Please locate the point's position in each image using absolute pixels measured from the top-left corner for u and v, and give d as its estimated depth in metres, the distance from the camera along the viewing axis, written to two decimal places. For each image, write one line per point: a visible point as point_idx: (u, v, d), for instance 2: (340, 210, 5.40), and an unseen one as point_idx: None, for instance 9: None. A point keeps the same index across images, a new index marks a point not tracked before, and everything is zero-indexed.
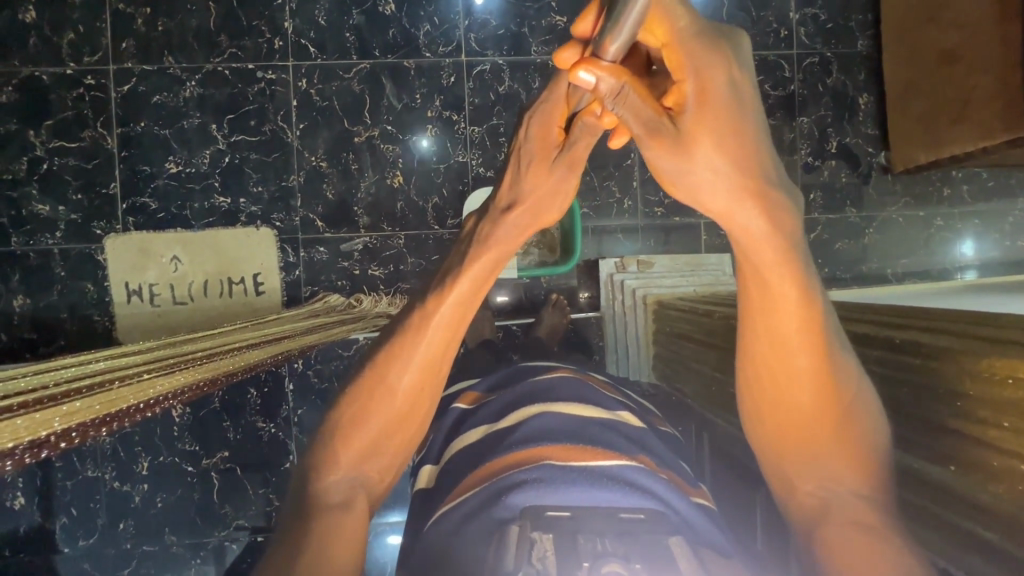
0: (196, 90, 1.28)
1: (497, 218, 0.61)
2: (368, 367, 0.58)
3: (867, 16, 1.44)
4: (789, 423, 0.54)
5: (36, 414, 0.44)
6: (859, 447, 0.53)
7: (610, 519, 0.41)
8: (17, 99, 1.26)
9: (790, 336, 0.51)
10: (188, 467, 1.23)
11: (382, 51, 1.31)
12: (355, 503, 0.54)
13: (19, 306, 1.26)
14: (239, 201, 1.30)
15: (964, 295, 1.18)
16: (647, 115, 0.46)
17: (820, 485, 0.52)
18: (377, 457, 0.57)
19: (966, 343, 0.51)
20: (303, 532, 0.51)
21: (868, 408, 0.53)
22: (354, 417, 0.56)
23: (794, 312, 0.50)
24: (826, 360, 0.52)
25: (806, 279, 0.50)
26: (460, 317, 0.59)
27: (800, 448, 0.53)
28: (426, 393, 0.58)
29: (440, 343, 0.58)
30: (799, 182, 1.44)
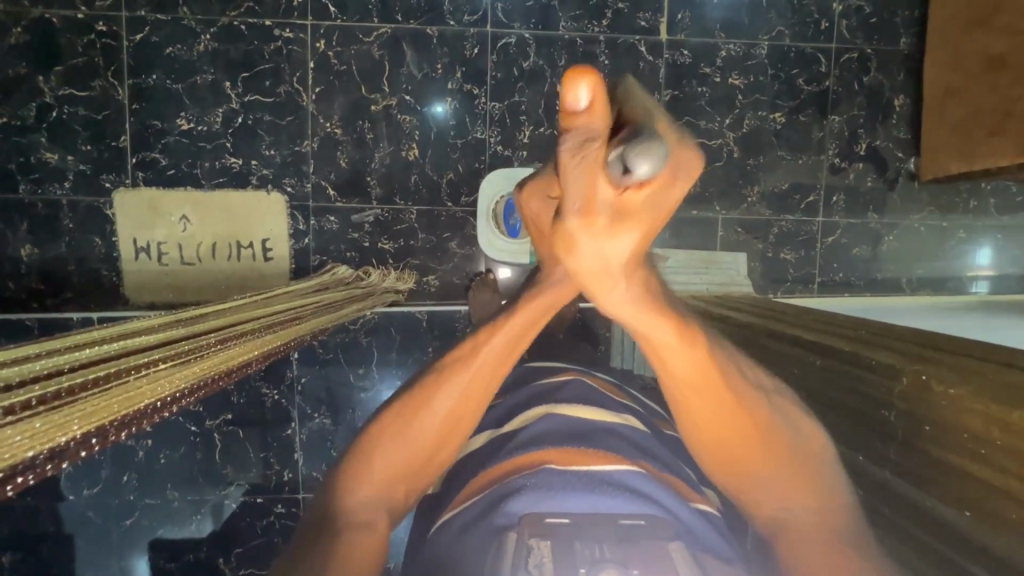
0: (210, 44, 1.24)
1: (548, 264, 0.45)
2: (412, 381, 0.46)
3: (913, 12, 1.38)
4: (721, 458, 0.43)
5: (54, 414, 0.43)
6: (793, 450, 0.42)
7: (609, 525, 0.41)
8: (25, 41, 1.21)
9: (683, 372, 0.39)
10: (191, 427, 1.26)
11: (404, 16, 1.26)
12: (380, 523, 0.44)
13: (26, 256, 1.25)
14: (251, 163, 1.28)
15: (979, 312, 1.16)
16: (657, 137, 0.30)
17: (774, 504, 0.43)
18: (416, 484, 0.46)
19: (998, 396, 0.53)
20: (325, 547, 0.42)
21: (781, 409, 0.42)
22: (390, 428, 0.45)
23: (676, 346, 0.38)
24: (736, 393, 0.40)
25: (692, 332, 0.38)
26: (511, 353, 0.46)
27: (737, 477, 0.43)
28: (465, 421, 0.46)
29: (492, 367, 0.45)
30: (824, 183, 1.40)
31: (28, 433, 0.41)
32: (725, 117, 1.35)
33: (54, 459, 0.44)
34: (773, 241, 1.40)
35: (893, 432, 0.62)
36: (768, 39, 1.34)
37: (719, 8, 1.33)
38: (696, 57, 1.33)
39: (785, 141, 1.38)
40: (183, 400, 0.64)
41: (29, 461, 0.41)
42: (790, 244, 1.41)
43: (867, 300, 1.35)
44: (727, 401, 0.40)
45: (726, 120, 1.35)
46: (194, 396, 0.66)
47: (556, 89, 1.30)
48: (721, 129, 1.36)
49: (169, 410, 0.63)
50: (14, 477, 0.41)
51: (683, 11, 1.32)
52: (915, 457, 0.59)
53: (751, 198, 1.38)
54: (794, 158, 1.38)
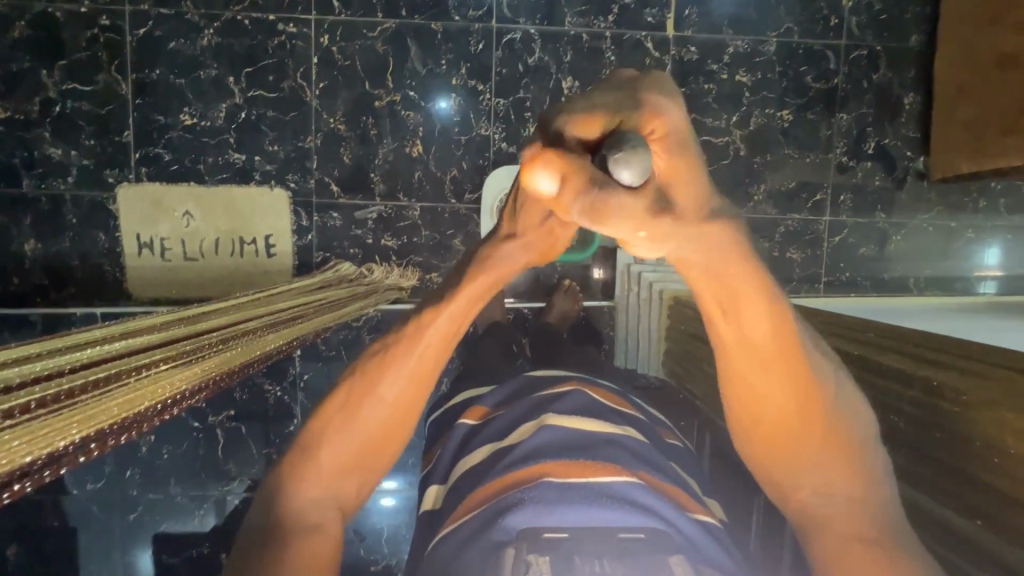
0: (214, 39, 1.23)
1: (497, 236, 0.46)
2: (354, 374, 0.49)
3: (924, 9, 1.36)
4: (776, 445, 0.43)
5: (53, 418, 0.43)
6: (846, 442, 0.43)
7: (610, 539, 0.40)
8: (29, 35, 1.21)
9: (765, 348, 0.39)
10: (194, 423, 1.26)
11: (409, 11, 1.25)
12: (329, 521, 0.48)
13: (30, 251, 1.25)
14: (254, 159, 1.27)
15: (987, 313, 1.15)
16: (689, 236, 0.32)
17: (816, 494, 0.44)
18: (366, 470, 0.50)
19: (1010, 401, 0.51)
20: (276, 550, 0.46)
21: (848, 399, 0.43)
22: (335, 422, 0.48)
23: (764, 323, 0.38)
24: (807, 378, 0.41)
25: (777, 304, 0.38)
26: (450, 338, 0.49)
27: (790, 464, 0.44)
28: (408, 410, 0.49)
29: (430, 359, 0.48)
30: (832, 182, 1.39)
31: (26, 438, 0.40)
32: (732, 114, 1.34)
33: (53, 464, 0.44)
34: (780, 240, 1.39)
35: (903, 438, 0.62)
36: (776, 36, 1.33)
37: (727, 4, 1.31)
38: (703, 54, 1.32)
39: (792, 139, 1.36)
40: (185, 401, 0.64)
41: (28, 467, 0.41)
42: (796, 243, 1.40)
43: (874, 300, 1.34)
44: (799, 381, 0.40)
45: (733, 117, 1.34)
46: (196, 396, 0.66)
47: (561, 85, 1.29)
48: (727, 127, 1.34)
49: (172, 412, 0.62)
50: (13, 483, 0.41)
51: (690, 7, 1.30)
52: (927, 464, 0.59)
53: (757, 196, 1.37)
54: (801, 156, 1.37)
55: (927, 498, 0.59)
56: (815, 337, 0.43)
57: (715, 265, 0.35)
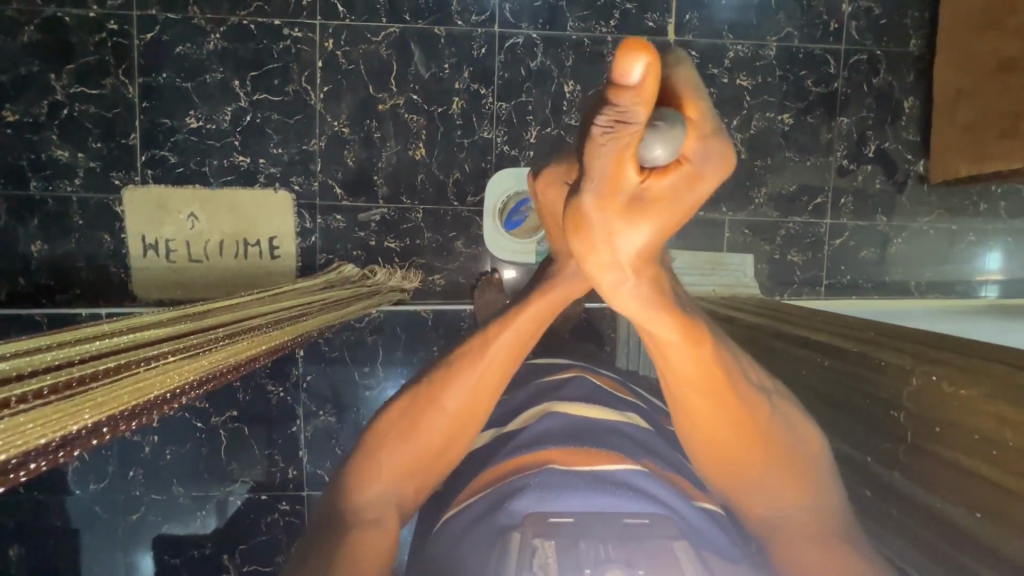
0: (220, 43, 1.25)
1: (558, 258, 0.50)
2: (422, 380, 0.49)
3: (923, 14, 1.37)
4: (718, 457, 0.46)
5: (67, 403, 0.44)
6: (786, 453, 0.46)
7: (613, 524, 0.41)
8: (38, 39, 1.23)
9: (695, 375, 0.42)
10: (197, 423, 1.27)
11: (412, 16, 1.27)
12: (388, 519, 0.47)
13: (36, 252, 1.26)
14: (259, 161, 1.28)
15: (990, 316, 1.15)
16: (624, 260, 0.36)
17: (765, 505, 0.46)
18: (425, 474, 0.49)
19: (1011, 397, 0.51)
20: (339, 544, 0.45)
21: (781, 414, 0.46)
22: (395, 430, 0.48)
23: (688, 351, 0.41)
24: (738, 397, 0.44)
25: (702, 338, 0.41)
26: (518, 349, 0.49)
27: (734, 477, 0.46)
28: (472, 418, 0.49)
29: (497, 371, 0.48)
30: (832, 185, 1.40)
31: (39, 421, 0.41)
32: (733, 118, 1.35)
33: (65, 447, 0.45)
34: (781, 242, 1.39)
35: (902, 433, 0.62)
36: (776, 41, 1.34)
37: (728, 10, 1.32)
38: (703, 58, 1.33)
39: (793, 142, 1.37)
40: (191, 393, 0.65)
41: (40, 449, 0.41)
42: (797, 246, 1.40)
43: (875, 303, 1.34)
44: (731, 405, 0.43)
45: (733, 121, 1.35)
46: (202, 389, 0.66)
47: (562, 89, 1.30)
48: (728, 130, 1.35)
49: (177, 402, 0.63)
50: (26, 464, 0.41)
51: (691, 12, 1.31)
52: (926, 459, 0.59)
53: (758, 199, 1.38)
54: (802, 159, 1.38)
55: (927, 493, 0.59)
56: (754, 363, 0.46)
57: (645, 310, 0.39)
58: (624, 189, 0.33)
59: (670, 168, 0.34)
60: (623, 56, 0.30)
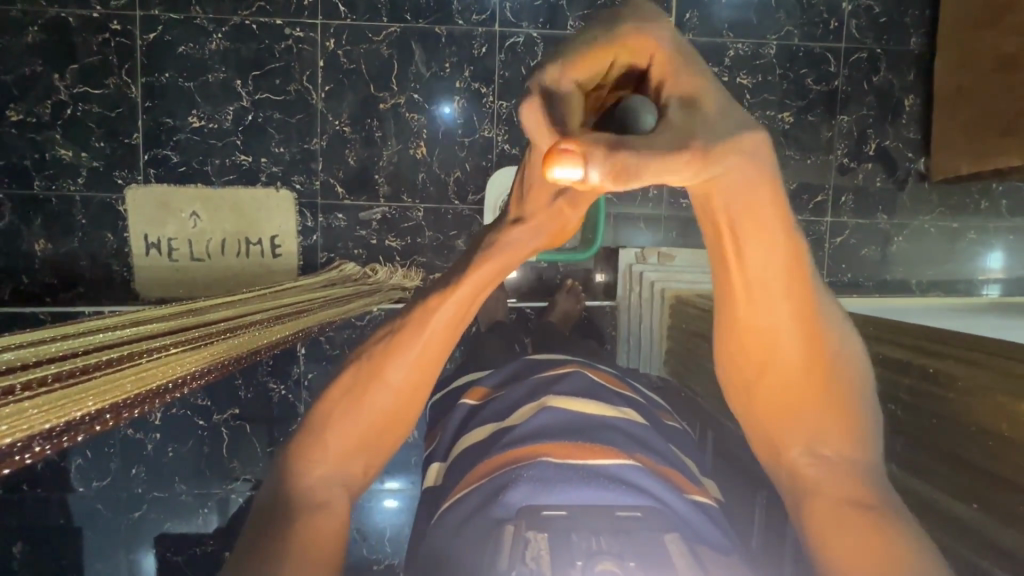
0: (221, 43, 1.26)
1: (503, 220, 0.47)
2: (362, 357, 0.49)
3: (923, 12, 1.37)
4: (780, 390, 0.42)
5: (72, 390, 0.44)
6: (847, 403, 0.43)
7: (605, 515, 0.41)
8: (42, 40, 1.24)
9: (778, 285, 0.39)
10: (199, 421, 1.27)
11: (413, 15, 1.27)
12: (336, 499, 0.47)
13: (40, 251, 1.27)
14: (260, 160, 1.29)
15: (991, 313, 1.14)
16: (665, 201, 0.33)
17: (810, 451, 0.43)
18: (371, 451, 0.50)
19: (1009, 387, 0.51)
20: (283, 528, 0.45)
21: (852, 360, 0.43)
22: (340, 406, 0.48)
23: (774, 257, 0.38)
24: (813, 324, 0.40)
25: (793, 251, 0.38)
26: (455, 325, 0.49)
27: (788, 416, 0.43)
28: (418, 390, 0.50)
29: (439, 342, 0.49)
30: (832, 183, 1.40)
31: (45, 406, 0.41)
32: None
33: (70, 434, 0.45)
34: None
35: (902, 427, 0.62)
36: (776, 39, 1.34)
37: (728, 8, 1.33)
38: (704, 56, 1.33)
39: (793, 141, 1.37)
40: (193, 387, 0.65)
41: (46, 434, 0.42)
42: None
43: (875, 301, 1.34)
44: (807, 325, 0.40)
45: None
46: (206, 382, 0.67)
47: None
48: None
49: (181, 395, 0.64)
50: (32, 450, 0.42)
51: (691, 10, 1.32)
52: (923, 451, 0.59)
53: None
54: (802, 158, 1.38)
55: (925, 486, 0.59)
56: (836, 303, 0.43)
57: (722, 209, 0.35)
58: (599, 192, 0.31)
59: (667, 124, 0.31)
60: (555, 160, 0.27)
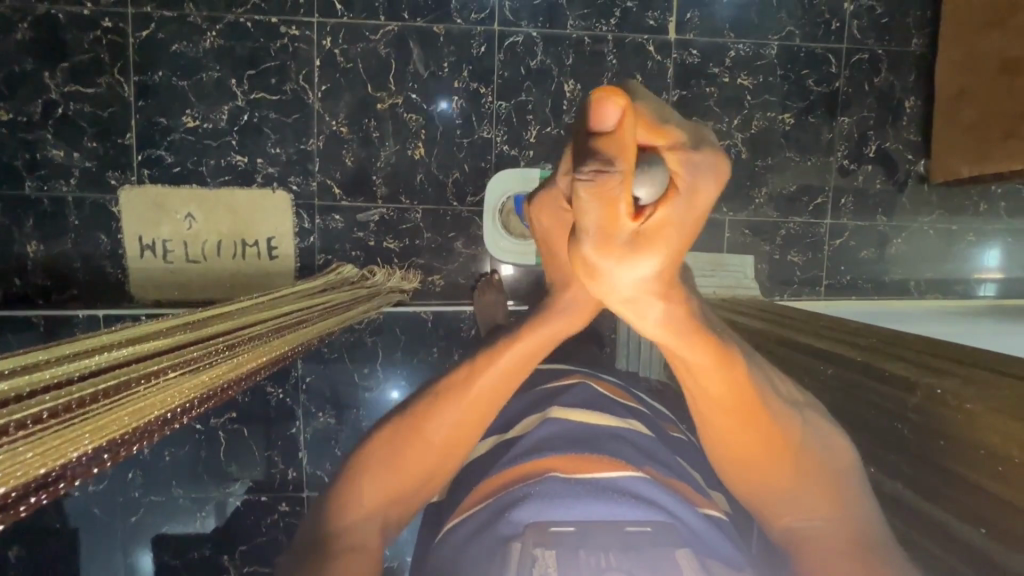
0: (216, 41, 1.23)
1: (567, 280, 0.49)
2: (415, 400, 0.48)
3: (925, 13, 1.36)
4: (742, 471, 0.45)
5: (65, 429, 0.44)
6: (815, 464, 0.45)
7: (615, 532, 0.40)
8: (31, 37, 1.21)
9: (722, 397, 0.42)
10: (196, 424, 1.26)
11: (411, 14, 1.25)
12: (369, 545, 0.46)
13: (32, 252, 1.25)
14: (256, 161, 1.27)
15: (989, 317, 1.15)
16: (640, 289, 0.36)
17: (793, 517, 0.45)
18: (405, 502, 0.48)
19: (1011, 410, 0.53)
20: (316, 562, 0.44)
21: (813, 428, 0.45)
22: (386, 447, 0.47)
23: (714, 372, 0.41)
24: (765, 416, 0.43)
25: (732, 358, 0.41)
26: (520, 367, 0.48)
27: (762, 487, 0.46)
28: (456, 445, 0.47)
29: (489, 400, 0.47)
30: (832, 185, 1.39)
31: (38, 449, 0.41)
32: (733, 118, 1.34)
33: (65, 474, 0.45)
34: (781, 243, 1.39)
35: (906, 444, 0.64)
36: (778, 39, 1.33)
37: (729, 8, 1.31)
38: (705, 57, 1.32)
39: (794, 142, 1.37)
40: (195, 410, 0.65)
41: (42, 478, 0.41)
42: (797, 246, 1.40)
43: (873, 303, 1.35)
44: (750, 425, 0.43)
45: (734, 120, 1.34)
46: (206, 404, 0.66)
47: (563, 88, 1.29)
48: (729, 130, 1.34)
49: (181, 420, 0.63)
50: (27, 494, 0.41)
51: (692, 10, 1.30)
52: (929, 471, 0.62)
53: (759, 199, 1.37)
54: (803, 159, 1.37)
55: None
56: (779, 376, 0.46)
57: (681, 330, 0.39)
58: (622, 235, 0.33)
59: (668, 199, 0.34)
60: (601, 97, 0.29)
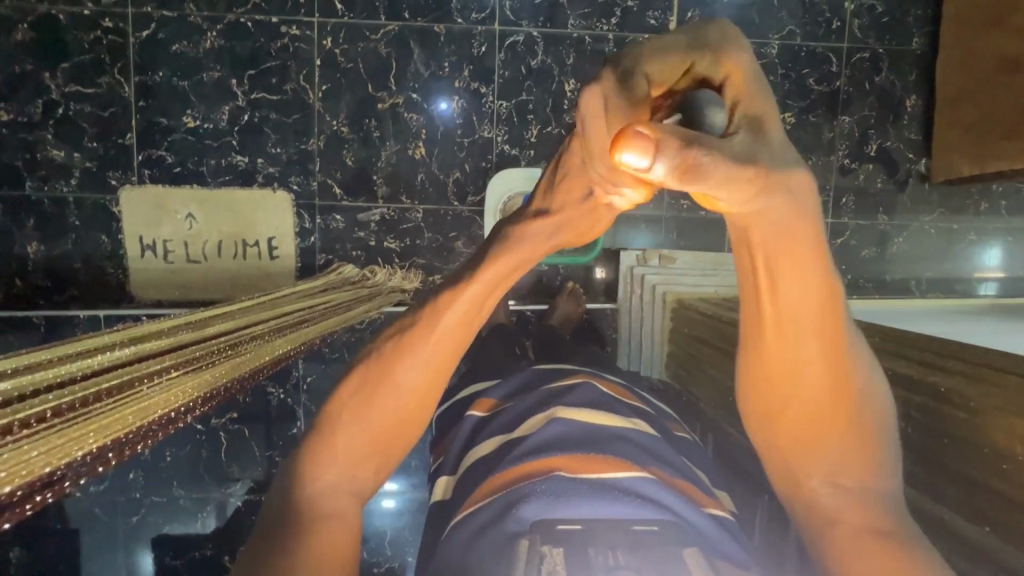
0: (216, 41, 1.23)
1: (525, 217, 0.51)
2: (376, 353, 0.51)
3: (926, 12, 1.36)
4: (801, 412, 0.43)
5: (70, 429, 0.44)
6: (867, 440, 0.44)
7: (622, 530, 0.40)
8: (32, 37, 1.21)
9: (811, 322, 0.40)
10: (197, 425, 1.26)
11: (411, 13, 1.25)
12: (347, 509, 0.48)
13: (33, 253, 1.25)
14: (257, 161, 1.27)
15: (990, 315, 1.15)
16: (722, 198, 0.34)
17: (827, 481, 0.44)
18: (381, 461, 0.51)
19: (1018, 408, 0.53)
20: (291, 534, 0.46)
21: (879, 404, 0.44)
22: (352, 403, 0.50)
23: (812, 292, 0.39)
24: (843, 364, 0.42)
25: (829, 288, 0.39)
26: (468, 321, 0.51)
27: (810, 440, 0.44)
28: (430, 394, 0.51)
29: (450, 343, 0.51)
30: (833, 184, 1.39)
31: (44, 448, 0.41)
32: None
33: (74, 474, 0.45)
34: None
35: (909, 444, 0.65)
36: (778, 38, 1.33)
37: (730, 7, 1.31)
38: None
39: (795, 142, 1.37)
40: (201, 410, 0.65)
41: (47, 479, 0.41)
42: None
43: (874, 302, 1.35)
44: (830, 364, 0.41)
45: None
46: (212, 404, 0.66)
47: (563, 87, 1.29)
48: None
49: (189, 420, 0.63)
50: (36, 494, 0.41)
51: (693, 9, 1.30)
52: (933, 471, 0.62)
53: None
54: (803, 158, 1.37)
55: None
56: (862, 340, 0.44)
57: (771, 246, 0.37)
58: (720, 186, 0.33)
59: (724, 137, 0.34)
60: (623, 140, 0.30)
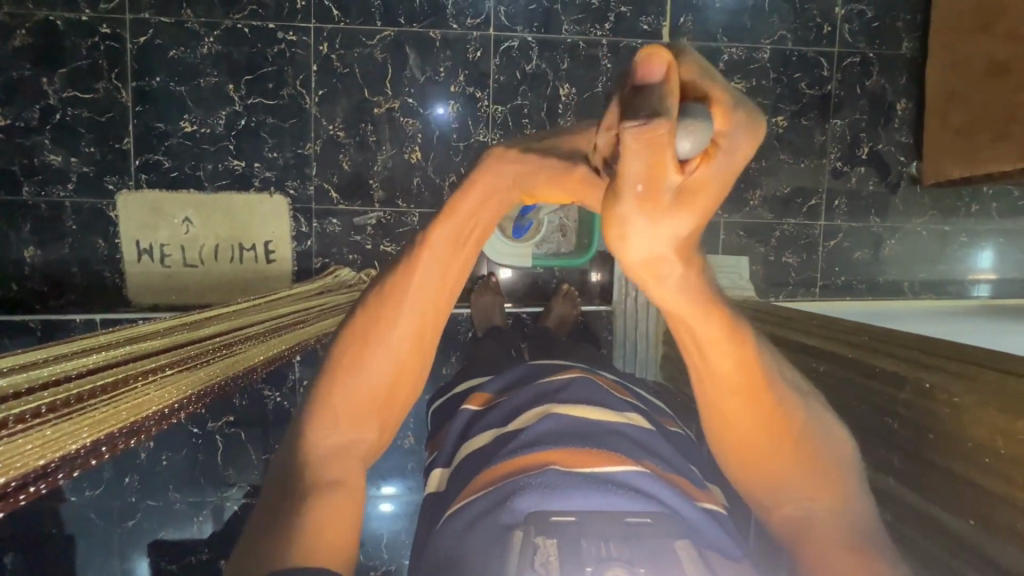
0: (213, 47, 1.24)
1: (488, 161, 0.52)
2: (360, 314, 0.52)
3: (915, 17, 1.38)
4: (746, 449, 0.48)
5: (65, 423, 0.44)
6: (817, 455, 0.48)
7: (615, 523, 0.40)
8: (29, 43, 1.22)
9: (728, 373, 0.46)
10: (193, 428, 1.26)
11: (407, 19, 1.27)
12: (350, 479, 0.50)
13: (30, 257, 1.25)
14: (253, 165, 1.28)
15: (982, 316, 1.16)
16: (663, 250, 0.36)
17: (796, 504, 0.47)
18: (376, 420, 0.53)
19: (1001, 404, 0.54)
20: (292, 503, 0.48)
21: (817, 417, 0.49)
22: (341, 368, 0.52)
23: (724, 347, 0.45)
24: (768, 395, 0.47)
25: (741, 337, 0.45)
26: (445, 276, 0.52)
27: (765, 469, 0.48)
28: (415, 356, 0.53)
29: (431, 301, 0.52)
30: (825, 187, 1.40)
31: (38, 441, 0.42)
32: None
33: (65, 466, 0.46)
34: (775, 244, 1.40)
35: (896, 440, 0.65)
36: (770, 43, 1.35)
37: (722, 13, 1.33)
38: None
39: (788, 145, 1.38)
40: (189, 407, 0.65)
41: (40, 470, 0.43)
42: (791, 248, 1.41)
43: (867, 304, 1.36)
44: (756, 400, 0.46)
45: None
46: (201, 402, 0.67)
47: (558, 92, 1.31)
48: None
49: (177, 417, 0.64)
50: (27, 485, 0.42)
51: (685, 15, 1.32)
52: (921, 467, 0.63)
53: (753, 202, 1.39)
54: (796, 161, 1.38)
55: None
56: (785, 366, 0.50)
57: (696, 305, 0.42)
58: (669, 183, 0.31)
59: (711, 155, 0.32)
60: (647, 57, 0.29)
